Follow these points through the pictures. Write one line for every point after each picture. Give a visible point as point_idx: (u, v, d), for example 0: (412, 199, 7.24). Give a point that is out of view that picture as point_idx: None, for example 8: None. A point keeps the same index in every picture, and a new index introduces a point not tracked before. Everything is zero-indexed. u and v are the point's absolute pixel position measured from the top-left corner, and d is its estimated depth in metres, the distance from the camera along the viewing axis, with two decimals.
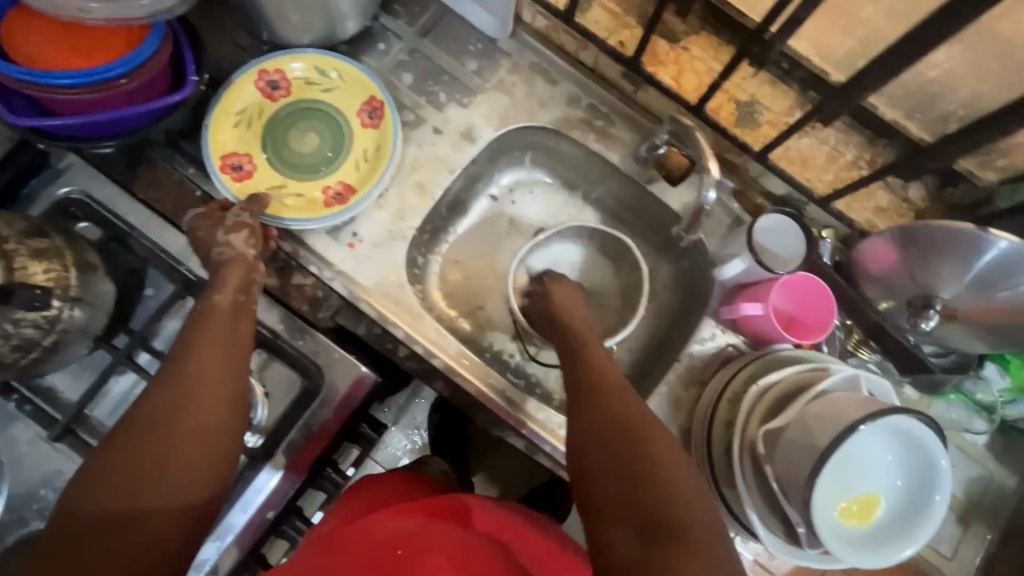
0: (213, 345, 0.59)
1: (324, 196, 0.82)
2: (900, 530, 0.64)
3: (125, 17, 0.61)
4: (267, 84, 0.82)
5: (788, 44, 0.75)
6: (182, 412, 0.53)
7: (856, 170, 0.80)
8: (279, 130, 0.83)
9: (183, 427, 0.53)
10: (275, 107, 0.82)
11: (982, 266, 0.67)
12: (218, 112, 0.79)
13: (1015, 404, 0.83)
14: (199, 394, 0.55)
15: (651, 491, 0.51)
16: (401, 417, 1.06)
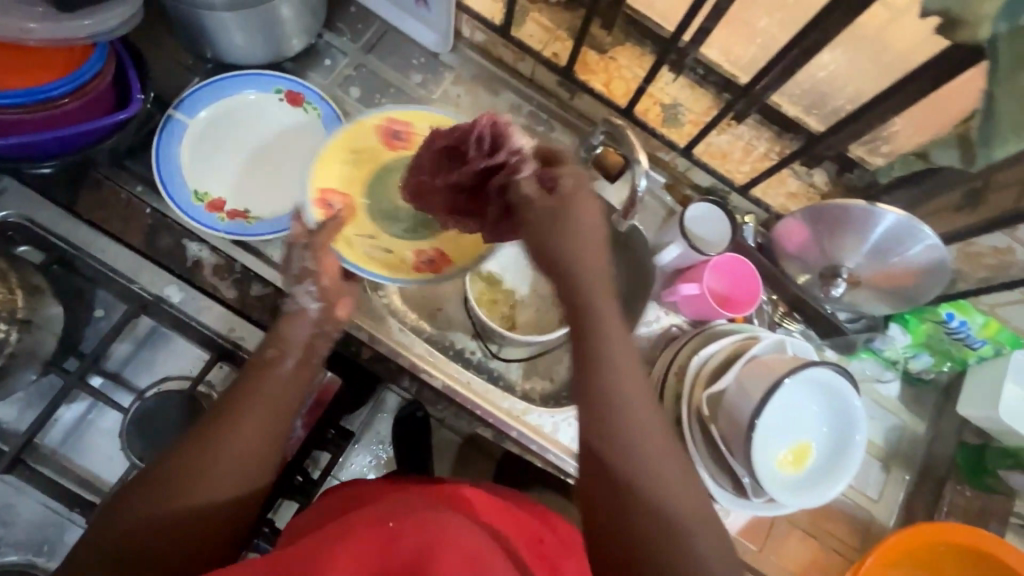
0: (258, 412, 0.55)
1: (414, 259, 0.73)
2: (831, 471, 0.68)
3: (65, 39, 0.61)
4: (390, 131, 0.75)
5: (701, 51, 0.82)
6: (203, 492, 0.51)
7: (768, 161, 0.85)
8: (390, 178, 0.76)
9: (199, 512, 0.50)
10: (391, 155, 0.75)
11: (877, 236, 0.74)
12: (333, 147, 0.73)
13: (918, 358, 0.87)
14: (225, 474, 0.52)
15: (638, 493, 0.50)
16: (365, 434, 1.06)
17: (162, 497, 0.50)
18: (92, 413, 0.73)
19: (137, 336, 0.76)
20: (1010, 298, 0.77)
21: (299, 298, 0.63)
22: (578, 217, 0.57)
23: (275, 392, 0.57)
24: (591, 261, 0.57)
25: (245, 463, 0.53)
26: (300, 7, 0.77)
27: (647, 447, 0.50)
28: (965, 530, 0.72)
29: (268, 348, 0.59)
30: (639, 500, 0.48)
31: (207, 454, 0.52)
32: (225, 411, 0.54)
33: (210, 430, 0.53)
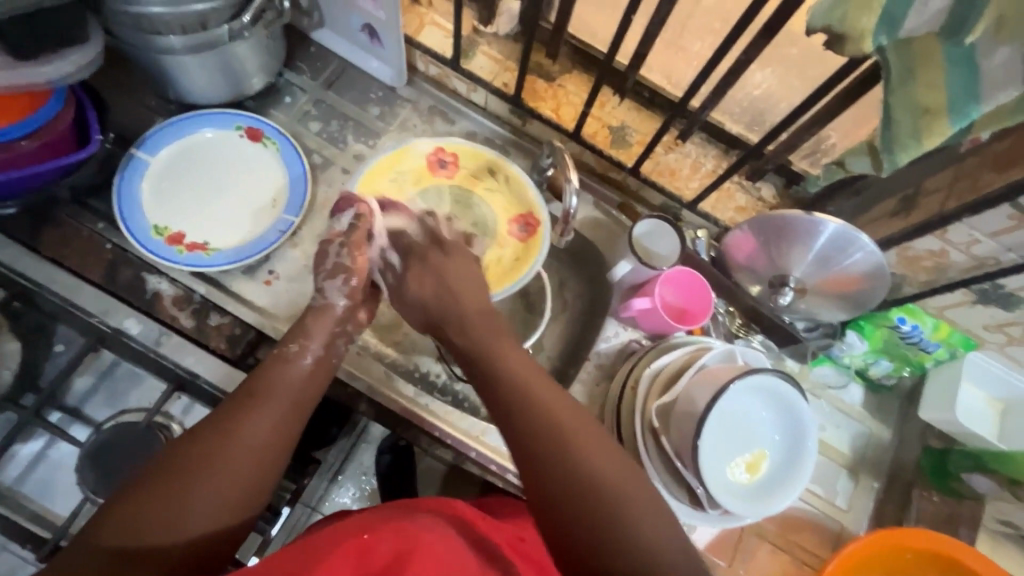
0: (276, 405, 0.56)
1: None
2: (786, 478, 0.69)
3: (24, 83, 0.65)
4: (438, 161, 0.86)
5: (642, 75, 0.85)
6: (206, 493, 0.50)
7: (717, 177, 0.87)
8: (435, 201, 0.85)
9: (209, 504, 0.49)
10: (433, 179, 0.85)
11: (819, 246, 0.75)
12: (379, 165, 0.83)
13: (878, 364, 0.87)
14: (243, 463, 0.52)
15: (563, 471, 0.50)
16: (348, 465, 1.06)
17: (169, 490, 0.49)
18: (50, 448, 0.74)
19: (98, 368, 0.77)
20: (952, 299, 0.78)
21: (328, 293, 0.67)
22: (449, 266, 0.68)
23: (293, 386, 0.58)
24: (473, 292, 0.66)
25: (264, 453, 0.53)
26: (257, 47, 0.80)
27: (558, 415, 0.53)
28: (928, 534, 0.71)
29: (291, 343, 0.62)
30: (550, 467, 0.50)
31: (225, 444, 0.52)
32: (241, 404, 0.55)
33: (227, 423, 0.53)
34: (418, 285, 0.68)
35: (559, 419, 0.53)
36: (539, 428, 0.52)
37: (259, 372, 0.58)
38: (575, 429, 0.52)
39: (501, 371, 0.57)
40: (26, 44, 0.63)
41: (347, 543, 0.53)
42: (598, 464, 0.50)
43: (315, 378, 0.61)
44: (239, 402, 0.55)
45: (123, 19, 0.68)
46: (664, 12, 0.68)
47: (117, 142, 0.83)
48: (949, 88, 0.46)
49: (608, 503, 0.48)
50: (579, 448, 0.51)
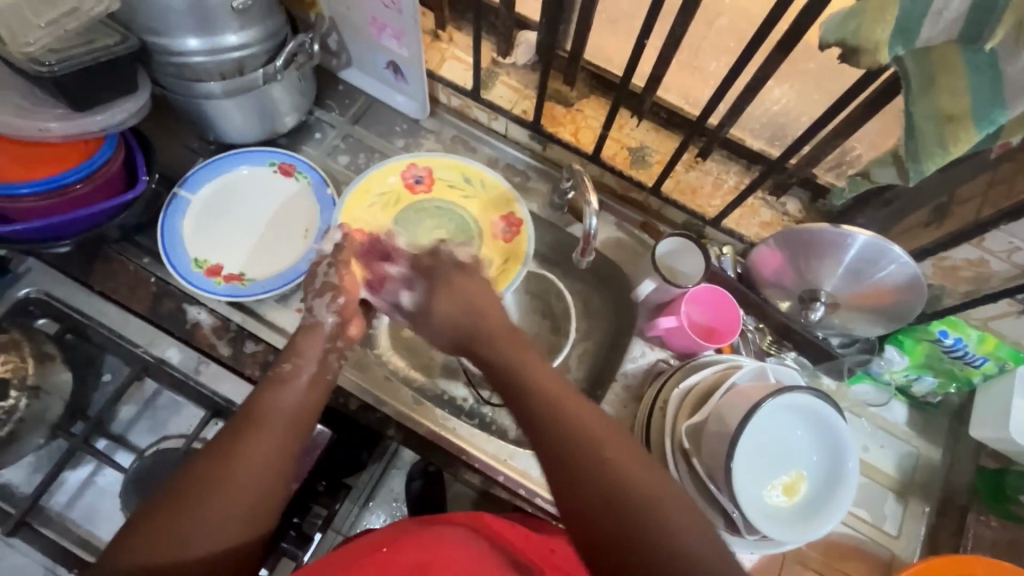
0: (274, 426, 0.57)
1: None
2: (826, 500, 0.66)
3: (82, 132, 0.70)
4: (411, 177, 0.88)
5: (660, 96, 0.86)
6: (216, 515, 0.50)
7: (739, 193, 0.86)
8: (410, 216, 0.88)
9: (218, 526, 0.50)
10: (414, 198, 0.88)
11: (850, 260, 0.74)
12: (355, 190, 0.85)
13: (922, 380, 0.83)
14: (245, 481, 0.52)
15: (583, 456, 0.50)
16: (379, 491, 1.06)
17: (172, 516, 0.50)
18: (97, 475, 0.77)
19: (141, 398, 0.81)
20: (996, 310, 0.74)
21: (317, 310, 0.70)
22: (463, 290, 0.70)
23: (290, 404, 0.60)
24: (489, 317, 0.67)
25: (266, 469, 0.54)
26: (290, 89, 0.85)
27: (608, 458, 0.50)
28: (988, 562, 0.67)
29: (285, 363, 0.64)
30: (564, 443, 0.51)
31: (224, 467, 0.52)
32: (244, 425, 0.57)
33: (222, 445, 0.54)
34: (447, 304, 0.69)
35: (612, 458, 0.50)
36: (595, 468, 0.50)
37: (259, 394, 0.60)
38: (611, 452, 0.50)
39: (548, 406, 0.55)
40: (84, 97, 0.68)
41: (370, 558, 0.57)
42: (636, 478, 0.49)
43: (312, 398, 0.62)
44: (236, 425, 0.57)
45: (168, 69, 0.75)
46: (677, 34, 0.69)
47: (162, 182, 0.88)
48: (971, 95, 0.45)
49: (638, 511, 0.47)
50: (608, 461, 0.50)
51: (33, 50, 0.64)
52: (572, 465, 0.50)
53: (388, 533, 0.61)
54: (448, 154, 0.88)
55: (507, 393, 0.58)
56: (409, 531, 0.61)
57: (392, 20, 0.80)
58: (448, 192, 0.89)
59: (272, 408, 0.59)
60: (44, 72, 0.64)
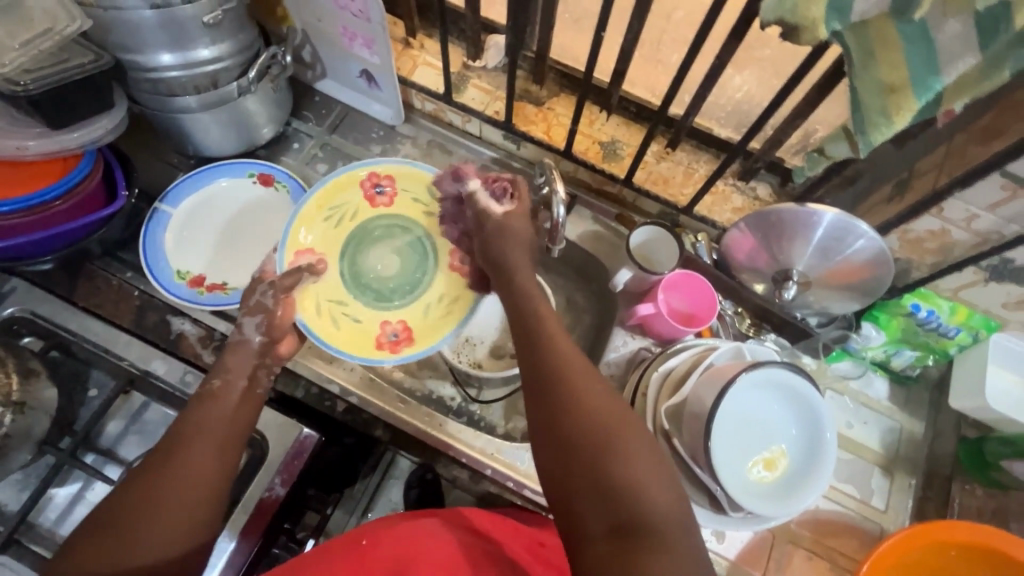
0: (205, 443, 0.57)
1: (379, 332, 0.84)
2: (808, 473, 0.67)
3: (59, 149, 0.72)
4: (372, 187, 0.88)
5: (627, 90, 0.88)
6: (157, 529, 0.51)
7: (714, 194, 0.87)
8: (366, 235, 0.89)
9: (156, 540, 0.51)
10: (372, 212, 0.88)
11: (819, 238, 0.75)
12: (313, 203, 0.85)
13: (900, 354, 0.84)
14: (176, 508, 0.52)
15: (560, 387, 0.53)
16: (377, 501, 1.06)
17: (112, 531, 0.50)
18: (86, 490, 0.77)
19: (128, 412, 0.80)
20: (963, 280, 0.75)
21: (245, 329, 0.71)
22: (511, 242, 0.72)
23: (220, 418, 0.60)
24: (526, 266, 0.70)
25: (201, 485, 0.54)
26: (264, 101, 0.86)
27: (591, 403, 0.52)
28: (971, 526, 0.67)
29: (214, 379, 0.64)
30: (544, 371, 0.55)
31: (163, 490, 0.52)
32: (170, 446, 0.56)
33: (146, 478, 0.53)
34: (507, 243, 0.72)
35: (585, 392, 0.53)
36: (581, 415, 0.51)
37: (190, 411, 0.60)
38: (585, 386, 0.53)
39: (546, 354, 0.57)
40: (60, 115, 0.70)
41: (351, 551, 0.59)
42: (607, 412, 0.51)
43: (242, 409, 0.62)
44: (171, 442, 0.56)
45: (144, 85, 0.76)
46: (635, 27, 0.72)
47: (142, 198, 0.90)
48: (908, 64, 0.47)
49: (606, 439, 0.49)
50: (580, 392, 0.53)
51: (8, 70, 0.66)
52: (553, 401, 0.53)
53: (365, 527, 0.63)
54: (409, 163, 0.87)
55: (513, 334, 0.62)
56: (387, 524, 0.63)
57: (360, 28, 0.82)
58: (410, 207, 0.89)
59: (208, 421, 0.59)
60: (19, 92, 0.66)
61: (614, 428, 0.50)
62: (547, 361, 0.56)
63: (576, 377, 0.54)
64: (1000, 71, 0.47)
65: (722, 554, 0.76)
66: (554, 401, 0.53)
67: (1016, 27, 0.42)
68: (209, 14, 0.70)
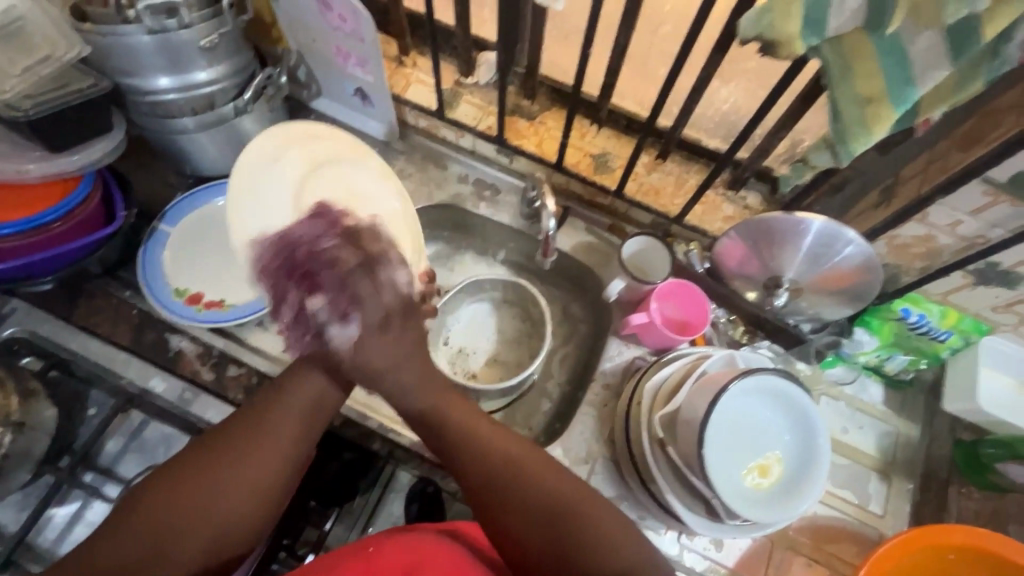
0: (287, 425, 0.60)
1: None
2: (802, 479, 0.68)
3: (58, 171, 0.73)
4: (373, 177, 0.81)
5: (616, 104, 0.90)
6: (239, 495, 0.56)
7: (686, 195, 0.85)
8: None
9: (232, 507, 0.56)
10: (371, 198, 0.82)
11: (808, 245, 0.77)
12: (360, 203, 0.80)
13: (893, 359, 0.85)
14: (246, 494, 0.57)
15: (506, 470, 0.60)
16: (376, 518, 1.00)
17: (199, 481, 0.56)
18: (85, 509, 0.77)
19: (127, 430, 0.82)
20: (953, 284, 0.76)
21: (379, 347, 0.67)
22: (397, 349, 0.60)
23: (297, 418, 0.61)
24: (408, 370, 0.62)
25: (282, 467, 0.59)
26: (261, 121, 0.88)
27: (552, 484, 0.59)
28: (968, 530, 0.68)
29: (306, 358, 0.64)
30: (486, 456, 0.60)
31: (247, 463, 0.57)
32: (254, 422, 0.60)
33: (224, 449, 0.58)
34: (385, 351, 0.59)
35: (538, 475, 0.59)
36: (537, 501, 0.58)
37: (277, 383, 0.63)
38: (532, 467, 0.60)
39: (473, 444, 0.61)
40: (59, 138, 0.71)
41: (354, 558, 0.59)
42: (561, 492, 0.59)
43: (333, 392, 0.64)
44: (257, 417, 0.60)
45: (142, 108, 0.78)
46: (622, 42, 0.73)
47: (141, 218, 0.91)
48: (884, 77, 0.49)
49: (558, 519, 0.57)
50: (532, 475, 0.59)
51: (9, 96, 0.68)
52: (502, 485, 0.59)
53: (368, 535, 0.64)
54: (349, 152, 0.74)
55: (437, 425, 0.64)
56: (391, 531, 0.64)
57: (354, 48, 0.83)
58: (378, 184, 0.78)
59: (292, 407, 0.62)
60: (18, 116, 0.67)
61: (576, 504, 0.58)
62: (480, 452, 0.61)
63: (521, 456, 0.61)
64: (974, 81, 0.48)
65: (720, 562, 0.76)
66: (497, 484, 0.59)
67: (986, 38, 0.43)
68: (206, 39, 0.72)
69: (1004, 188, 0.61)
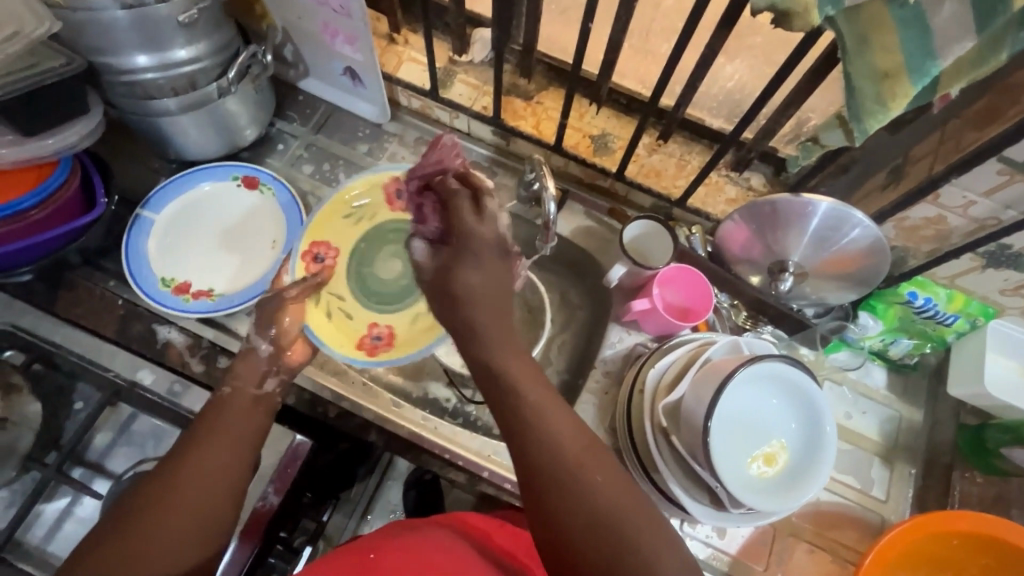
0: (212, 457, 0.53)
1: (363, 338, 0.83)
2: (808, 467, 0.67)
3: (31, 156, 0.69)
4: (392, 191, 0.87)
5: (616, 82, 0.86)
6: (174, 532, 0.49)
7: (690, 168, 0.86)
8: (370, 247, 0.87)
9: (168, 543, 0.48)
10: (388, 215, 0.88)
11: (814, 228, 0.74)
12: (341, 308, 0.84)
13: (897, 344, 0.83)
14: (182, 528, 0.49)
15: (556, 464, 0.48)
16: (376, 505, 1.01)
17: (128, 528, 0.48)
18: (75, 505, 0.74)
19: (116, 423, 0.77)
20: (961, 266, 0.75)
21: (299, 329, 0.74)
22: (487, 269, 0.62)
23: (224, 439, 0.55)
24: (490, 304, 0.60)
25: (214, 494, 0.52)
26: (246, 102, 0.84)
27: (591, 475, 0.48)
28: (974, 515, 0.67)
29: (223, 386, 0.61)
30: (541, 440, 0.50)
31: (177, 494, 0.50)
32: (171, 462, 0.53)
33: (148, 494, 0.50)
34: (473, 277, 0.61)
35: (580, 468, 0.49)
36: (581, 499, 0.47)
37: (202, 421, 0.58)
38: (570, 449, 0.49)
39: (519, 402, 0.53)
40: (32, 123, 0.68)
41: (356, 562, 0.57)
42: (610, 491, 0.48)
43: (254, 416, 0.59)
44: (179, 448, 0.54)
45: (120, 89, 0.74)
46: (623, 17, 0.70)
47: (123, 205, 0.88)
48: (904, 51, 0.46)
49: (603, 515, 0.46)
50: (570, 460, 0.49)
51: None
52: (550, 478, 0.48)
53: (370, 540, 0.61)
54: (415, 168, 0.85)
55: (501, 388, 0.55)
56: (391, 534, 0.61)
57: (342, 25, 0.80)
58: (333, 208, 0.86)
59: (217, 434, 0.56)
60: None
61: (612, 503, 0.47)
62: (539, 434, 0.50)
63: (567, 442, 0.50)
64: (997, 55, 0.46)
65: (723, 549, 0.75)
66: (539, 468, 0.49)
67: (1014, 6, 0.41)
68: (184, 13, 0.68)
69: (1021, 168, 0.59)
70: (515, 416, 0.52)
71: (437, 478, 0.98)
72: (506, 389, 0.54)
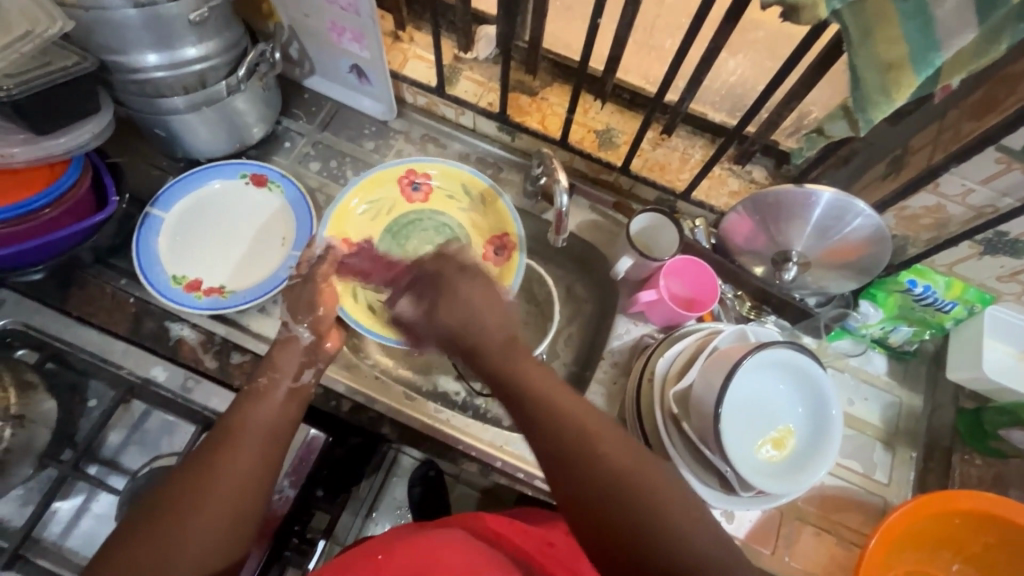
0: (252, 450, 0.55)
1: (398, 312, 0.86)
2: (815, 450, 0.69)
3: (44, 155, 0.70)
4: (410, 184, 0.91)
5: (620, 78, 0.88)
6: (212, 517, 0.51)
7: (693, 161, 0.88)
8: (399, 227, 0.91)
9: (205, 532, 0.50)
10: (409, 205, 0.92)
11: (818, 217, 0.76)
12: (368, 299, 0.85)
13: (897, 331, 0.85)
14: (215, 518, 0.51)
15: (571, 451, 0.51)
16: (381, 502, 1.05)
17: (164, 518, 0.50)
18: (91, 501, 0.75)
19: (129, 421, 0.77)
20: (959, 254, 0.76)
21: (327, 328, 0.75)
22: (472, 291, 0.62)
23: (260, 432, 0.57)
24: (491, 330, 0.60)
25: (250, 486, 0.54)
26: (253, 99, 0.85)
27: (609, 456, 0.51)
28: (976, 495, 0.68)
29: (262, 376, 0.63)
30: (561, 428, 0.53)
31: (216, 483, 0.52)
32: (201, 460, 0.54)
33: (179, 489, 0.52)
34: (447, 313, 0.62)
35: (600, 452, 0.51)
36: (603, 480, 0.50)
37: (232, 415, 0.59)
38: (589, 435, 0.52)
39: (545, 409, 0.54)
40: (44, 122, 0.68)
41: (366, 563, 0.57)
42: (629, 472, 0.50)
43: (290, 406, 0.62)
44: (218, 439, 0.56)
45: (129, 87, 0.74)
46: (629, 14, 0.71)
47: (132, 203, 0.88)
48: (909, 41, 0.48)
49: (621, 488, 0.49)
50: (586, 446, 0.51)
51: None
52: (566, 465, 0.51)
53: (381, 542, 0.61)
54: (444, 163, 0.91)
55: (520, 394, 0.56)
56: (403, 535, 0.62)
57: (349, 22, 0.80)
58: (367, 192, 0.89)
59: (254, 427, 0.58)
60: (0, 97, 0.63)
61: (635, 479, 0.50)
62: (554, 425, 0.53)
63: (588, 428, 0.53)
64: (998, 44, 0.48)
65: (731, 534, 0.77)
66: (564, 454, 0.52)
67: None
68: (194, 11, 0.68)
69: (1017, 156, 0.61)
70: (536, 417, 0.54)
71: (441, 473, 0.99)
72: (520, 387, 0.56)
